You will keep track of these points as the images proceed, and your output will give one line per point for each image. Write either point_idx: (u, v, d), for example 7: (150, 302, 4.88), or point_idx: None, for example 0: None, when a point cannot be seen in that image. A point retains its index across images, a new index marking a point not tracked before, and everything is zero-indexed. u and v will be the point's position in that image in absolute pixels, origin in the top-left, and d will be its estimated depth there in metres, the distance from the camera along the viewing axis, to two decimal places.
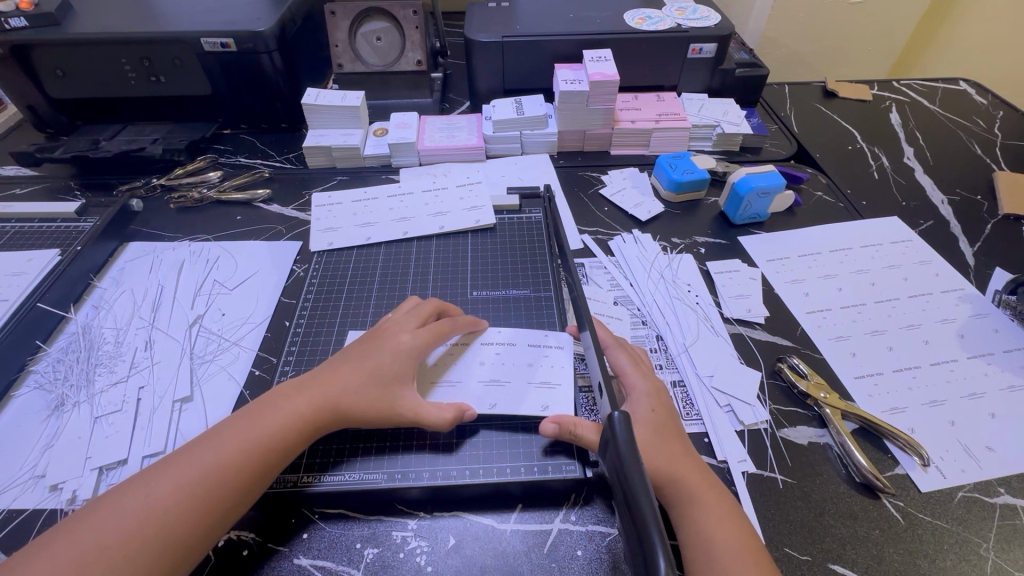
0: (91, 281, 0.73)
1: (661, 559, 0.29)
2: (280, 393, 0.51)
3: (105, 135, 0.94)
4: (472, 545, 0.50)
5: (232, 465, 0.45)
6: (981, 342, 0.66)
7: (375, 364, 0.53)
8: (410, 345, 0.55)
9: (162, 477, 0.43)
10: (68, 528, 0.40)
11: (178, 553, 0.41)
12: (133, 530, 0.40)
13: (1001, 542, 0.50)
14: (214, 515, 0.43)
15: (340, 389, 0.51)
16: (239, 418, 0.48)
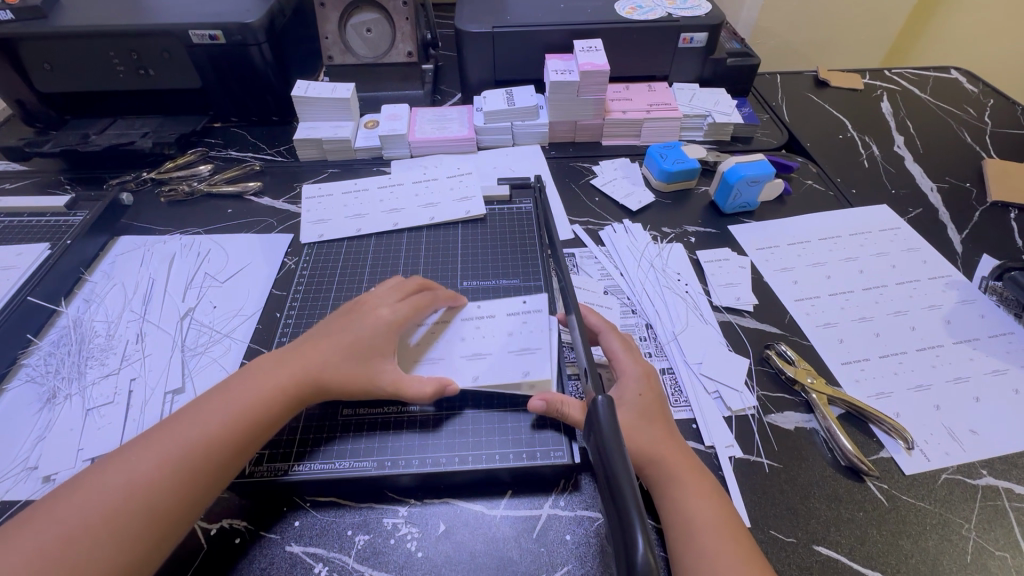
0: (82, 275, 0.73)
1: (639, 537, 0.30)
2: (260, 368, 0.51)
3: (94, 129, 0.94)
4: (462, 531, 0.50)
5: (214, 438, 0.46)
6: (966, 328, 0.67)
7: (353, 336, 0.54)
8: (388, 317, 0.57)
9: (145, 453, 0.44)
10: (48, 507, 0.40)
11: (165, 524, 0.42)
12: (120, 504, 0.41)
13: (983, 522, 0.51)
14: (200, 485, 0.44)
15: (320, 362, 0.52)
16: (220, 392, 0.49)
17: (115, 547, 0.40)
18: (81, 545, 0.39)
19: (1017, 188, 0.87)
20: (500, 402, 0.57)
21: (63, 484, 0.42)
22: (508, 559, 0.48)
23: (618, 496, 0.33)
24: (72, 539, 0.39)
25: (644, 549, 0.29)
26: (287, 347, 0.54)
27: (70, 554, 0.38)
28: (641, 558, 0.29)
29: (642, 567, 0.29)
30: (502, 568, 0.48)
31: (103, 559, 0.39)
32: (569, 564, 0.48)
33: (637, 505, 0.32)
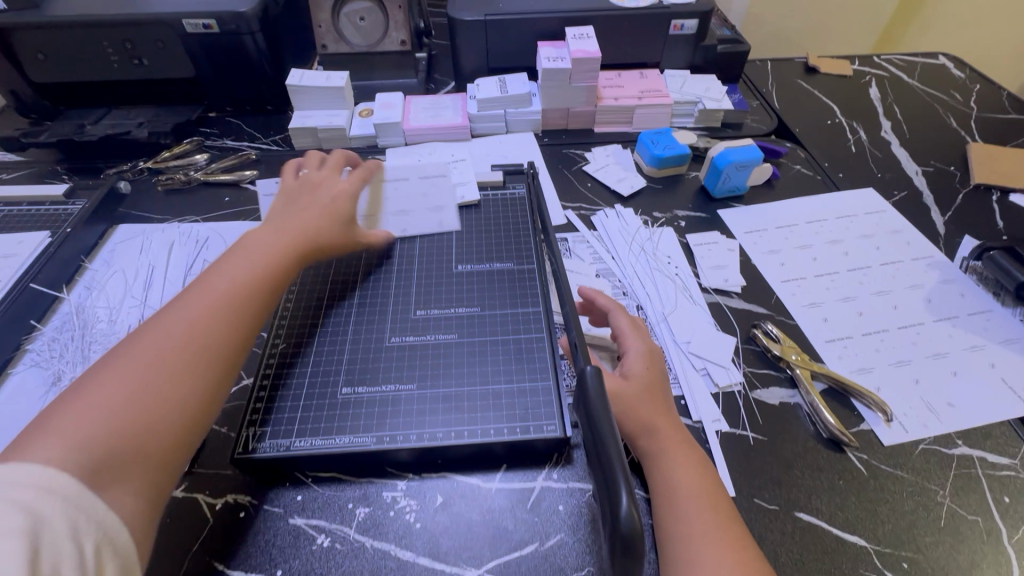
0: (82, 263, 0.74)
1: (623, 495, 0.32)
2: (258, 238, 0.60)
3: (90, 119, 0.94)
4: (459, 502, 0.52)
5: (244, 283, 0.53)
6: (947, 306, 0.69)
7: (321, 202, 0.67)
8: (343, 188, 0.71)
9: (183, 306, 0.49)
10: (107, 367, 0.44)
11: (226, 363, 0.48)
12: (180, 345, 0.46)
13: (956, 488, 0.53)
14: (248, 323, 0.51)
15: (314, 227, 0.63)
16: (229, 259, 0.56)
17: (191, 380, 0.45)
18: (160, 380, 0.44)
19: (1000, 171, 0.89)
20: (495, 377, 0.59)
21: (122, 344, 0.46)
22: (504, 528, 0.51)
23: (605, 459, 0.35)
24: (148, 378, 0.43)
25: (628, 506, 0.31)
26: (272, 222, 0.64)
27: (152, 390, 0.43)
28: (625, 513, 0.31)
29: (626, 522, 0.31)
30: (497, 537, 0.50)
31: (185, 391, 0.45)
32: (561, 531, 0.50)
33: (623, 466, 0.34)
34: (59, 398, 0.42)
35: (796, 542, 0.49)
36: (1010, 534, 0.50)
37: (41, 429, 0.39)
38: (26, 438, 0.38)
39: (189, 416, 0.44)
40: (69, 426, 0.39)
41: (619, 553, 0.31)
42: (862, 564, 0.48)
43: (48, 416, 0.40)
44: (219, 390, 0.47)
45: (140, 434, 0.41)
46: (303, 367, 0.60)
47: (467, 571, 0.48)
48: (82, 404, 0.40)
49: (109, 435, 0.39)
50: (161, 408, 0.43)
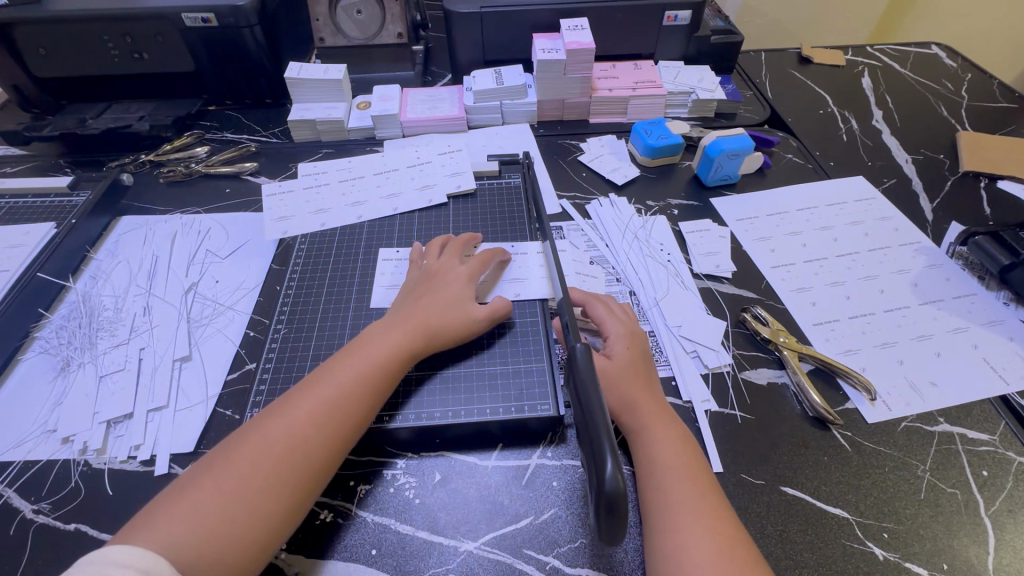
0: (87, 253, 0.76)
1: (608, 460, 0.34)
2: (376, 335, 0.57)
3: (91, 113, 0.95)
4: (456, 480, 0.54)
5: (345, 392, 0.52)
6: (933, 290, 0.71)
7: (450, 296, 0.61)
8: (465, 274, 0.64)
9: (290, 414, 0.50)
10: (224, 461, 0.47)
11: (314, 478, 0.48)
12: (276, 455, 0.47)
13: (937, 463, 0.55)
14: (340, 443, 0.50)
15: (428, 317, 0.59)
16: (345, 358, 0.55)
17: (280, 493, 0.46)
18: (252, 491, 0.45)
19: (989, 158, 0.90)
20: (491, 360, 0.61)
21: (238, 437, 0.49)
22: (500, 504, 0.53)
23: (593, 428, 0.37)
24: (244, 486, 0.45)
25: (612, 470, 0.34)
26: (393, 310, 0.61)
27: (244, 501, 0.44)
28: (610, 477, 0.33)
29: (611, 484, 0.33)
30: (494, 511, 0.52)
31: (272, 504, 0.45)
32: (555, 506, 0.52)
33: (608, 433, 0.36)
34: (183, 481, 0.46)
35: (781, 514, 0.51)
36: (987, 506, 0.52)
37: (154, 521, 0.43)
38: (141, 523, 0.43)
39: (271, 534, 0.45)
40: (170, 526, 0.42)
41: (603, 513, 0.34)
42: (844, 535, 0.50)
43: (161, 506, 0.44)
44: (301, 511, 0.47)
45: (225, 545, 0.42)
46: (306, 354, 0.62)
47: (464, 544, 0.50)
48: (186, 507, 0.43)
49: (201, 544, 0.42)
50: (257, 516, 0.44)
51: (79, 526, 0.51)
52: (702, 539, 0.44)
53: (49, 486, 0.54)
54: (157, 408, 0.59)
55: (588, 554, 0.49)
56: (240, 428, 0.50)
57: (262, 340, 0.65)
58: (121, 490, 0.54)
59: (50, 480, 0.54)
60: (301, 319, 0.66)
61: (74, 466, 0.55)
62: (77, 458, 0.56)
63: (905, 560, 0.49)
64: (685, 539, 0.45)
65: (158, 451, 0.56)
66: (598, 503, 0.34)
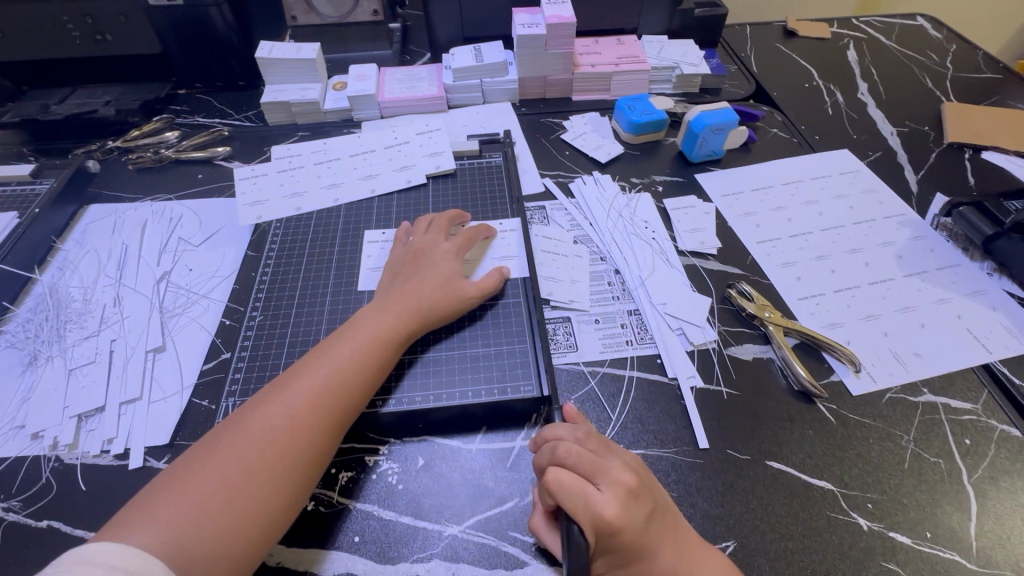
0: (54, 244, 0.73)
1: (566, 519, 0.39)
2: (370, 317, 0.56)
3: (54, 99, 0.92)
4: (440, 464, 0.53)
5: (342, 376, 0.51)
6: (916, 261, 0.71)
7: (440, 274, 0.60)
8: (451, 251, 0.63)
9: (290, 399, 0.48)
10: (222, 447, 0.46)
11: (315, 465, 0.47)
12: (275, 444, 0.46)
13: (921, 433, 0.55)
14: (338, 428, 0.49)
15: (419, 298, 0.57)
16: (340, 341, 0.54)
17: (283, 481, 0.45)
18: (254, 481, 0.44)
19: (974, 130, 0.89)
20: (473, 342, 0.60)
21: (234, 421, 0.48)
22: (485, 486, 0.52)
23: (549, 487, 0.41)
24: (245, 474, 0.44)
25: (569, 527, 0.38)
26: (381, 292, 0.60)
27: (245, 490, 0.43)
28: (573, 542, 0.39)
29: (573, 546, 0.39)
30: (478, 495, 0.51)
31: (275, 492, 0.44)
32: None
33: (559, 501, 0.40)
34: (180, 467, 0.45)
35: (766, 488, 0.51)
36: (969, 473, 0.52)
37: (151, 513, 0.41)
38: (137, 514, 0.41)
39: (275, 520, 0.44)
40: (171, 519, 0.41)
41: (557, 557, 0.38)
42: (829, 507, 0.50)
43: (156, 496, 0.43)
44: (303, 496, 0.46)
45: (229, 536, 0.41)
46: (283, 340, 0.61)
47: (449, 528, 0.49)
48: (185, 498, 0.42)
49: (203, 536, 0.41)
50: (259, 503, 0.43)
51: (52, 523, 0.50)
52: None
53: (19, 484, 0.52)
54: (129, 400, 0.58)
55: None
56: (234, 414, 0.49)
57: (237, 329, 0.64)
58: (95, 485, 0.52)
59: (19, 477, 0.53)
60: (278, 305, 0.64)
61: (45, 462, 0.54)
62: (47, 454, 0.54)
63: (890, 529, 0.49)
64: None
65: (132, 443, 0.55)
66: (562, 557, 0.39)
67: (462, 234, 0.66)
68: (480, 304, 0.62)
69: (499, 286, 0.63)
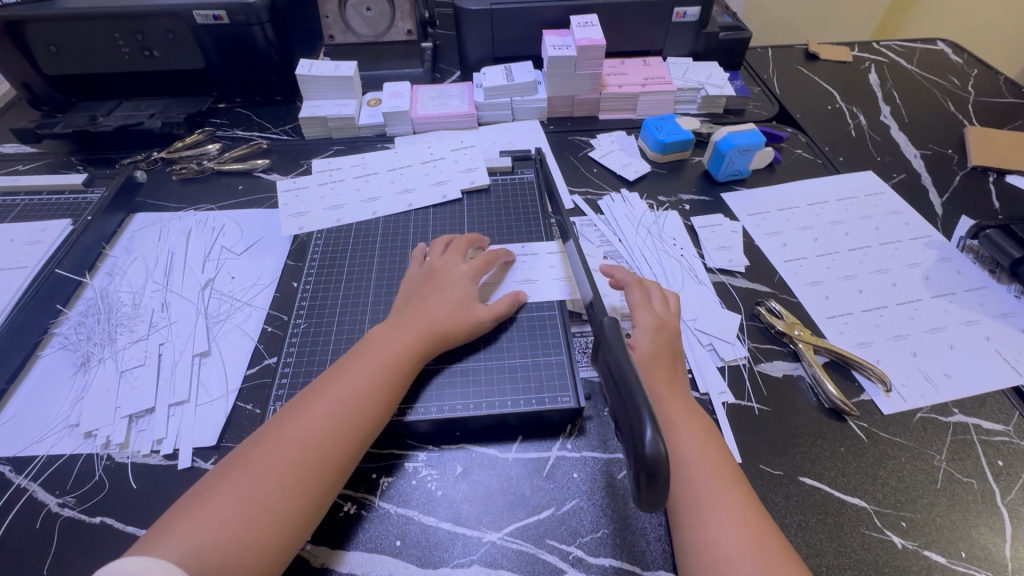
0: (103, 250, 0.76)
1: (648, 429, 0.35)
2: (388, 335, 0.58)
3: (102, 111, 0.96)
4: (478, 472, 0.55)
5: (355, 392, 0.52)
6: (944, 283, 0.71)
7: (454, 295, 0.62)
8: (467, 271, 0.65)
9: (312, 413, 0.50)
10: (247, 460, 0.47)
11: (336, 476, 0.49)
12: (297, 455, 0.48)
13: (953, 453, 0.56)
14: (354, 442, 0.50)
15: (436, 319, 0.59)
16: (362, 357, 0.56)
17: (298, 493, 0.46)
18: (277, 492, 0.45)
19: (997, 153, 0.91)
20: (509, 353, 0.62)
21: (260, 435, 0.50)
22: (522, 495, 0.53)
23: (625, 386, 0.39)
24: (260, 489, 0.45)
25: (652, 436, 0.35)
26: (398, 312, 0.62)
27: (269, 501, 0.45)
28: (650, 443, 0.35)
29: (651, 450, 0.35)
30: (516, 503, 0.53)
31: (297, 501, 0.46)
32: (576, 497, 0.53)
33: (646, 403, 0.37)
34: (209, 480, 0.47)
35: (800, 505, 0.52)
36: (1002, 495, 0.53)
37: (181, 523, 0.43)
38: (163, 529, 0.43)
39: (291, 534, 0.45)
40: (190, 534, 0.42)
41: (643, 483, 0.35)
42: (863, 524, 0.51)
43: (179, 512, 0.44)
44: (324, 506, 0.48)
45: (251, 547, 0.43)
46: (325, 348, 0.63)
47: (488, 535, 0.50)
48: (212, 509, 0.44)
49: (230, 547, 0.42)
50: (283, 513, 0.45)
51: (105, 519, 0.52)
52: (734, 540, 0.44)
53: (73, 480, 0.54)
54: (177, 402, 0.60)
55: (611, 545, 0.50)
56: (260, 429, 0.51)
57: (280, 335, 0.66)
58: (145, 484, 0.54)
59: (74, 474, 0.55)
60: (320, 313, 0.66)
61: (97, 460, 0.56)
62: (100, 453, 0.56)
63: (924, 547, 0.50)
64: (714, 532, 0.44)
65: (180, 444, 0.57)
66: (639, 470, 0.35)
67: (480, 256, 0.68)
68: (494, 325, 0.63)
69: (513, 310, 0.64)
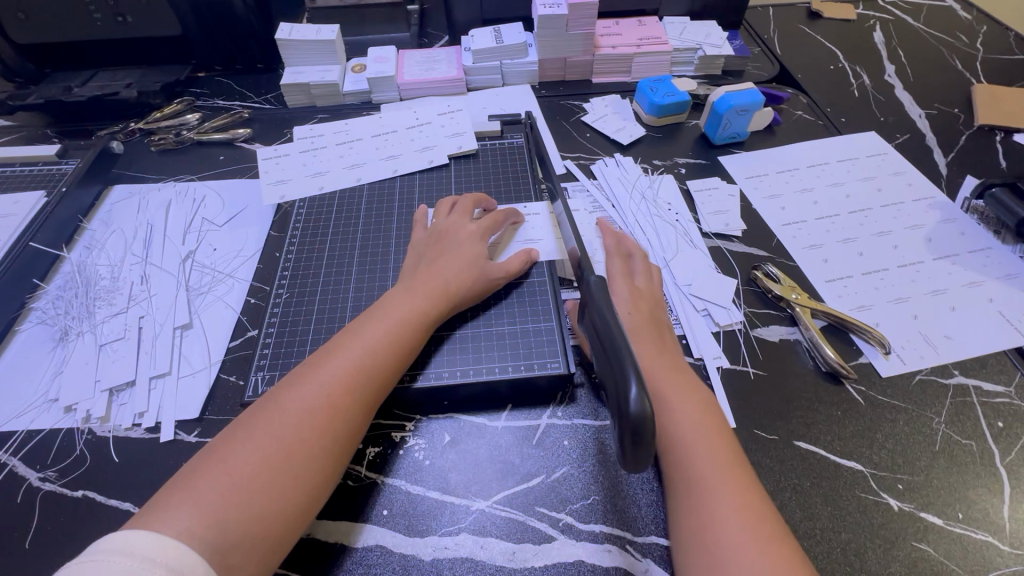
0: (81, 223, 0.74)
1: (633, 387, 0.34)
2: (398, 298, 0.56)
3: (77, 81, 0.92)
4: (466, 441, 0.54)
5: (376, 357, 0.51)
6: (947, 244, 0.69)
7: (465, 255, 0.60)
8: (476, 231, 0.62)
9: (322, 379, 0.49)
10: (256, 428, 0.46)
11: (349, 444, 0.48)
12: (311, 424, 0.46)
13: (952, 415, 0.54)
14: (371, 407, 0.50)
15: (448, 280, 0.57)
16: (372, 322, 0.53)
17: (318, 461, 0.45)
18: (292, 461, 0.44)
19: (1005, 112, 0.87)
20: (498, 321, 0.60)
21: (267, 401, 0.48)
22: (511, 463, 0.52)
23: (612, 348, 0.38)
24: (279, 456, 0.44)
25: (638, 394, 0.34)
26: (405, 275, 0.60)
27: (284, 470, 0.44)
28: (635, 402, 0.34)
29: (636, 409, 0.34)
30: (505, 471, 0.52)
31: (312, 471, 0.45)
32: (566, 464, 0.52)
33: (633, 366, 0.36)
34: (216, 447, 0.45)
35: (794, 469, 0.51)
36: (1002, 456, 0.52)
37: (190, 494, 0.41)
38: (177, 495, 0.41)
39: (313, 500, 0.45)
40: (211, 502, 0.41)
41: (629, 444, 0.35)
42: (859, 487, 0.50)
43: (194, 477, 0.43)
44: (337, 473, 0.47)
45: (268, 518, 0.42)
46: (309, 319, 0.61)
47: (476, 503, 0.50)
48: (223, 479, 0.42)
49: (245, 518, 0.41)
50: (297, 482, 0.44)
51: (86, 493, 0.51)
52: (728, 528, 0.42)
53: (54, 454, 0.53)
54: (158, 375, 0.58)
55: (601, 511, 0.49)
56: (266, 394, 0.49)
57: (263, 307, 0.64)
58: (127, 457, 0.53)
59: (54, 448, 0.54)
60: (303, 283, 0.64)
61: (78, 434, 0.55)
62: (80, 426, 0.55)
63: (921, 509, 0.49)
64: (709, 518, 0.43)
65: (162, 417, 0.55)
66: (624, 429, 0.35)
67: (488, 215, 0.65)
68: (504, 284, 0.62)
69: (526, 268, 0.62)
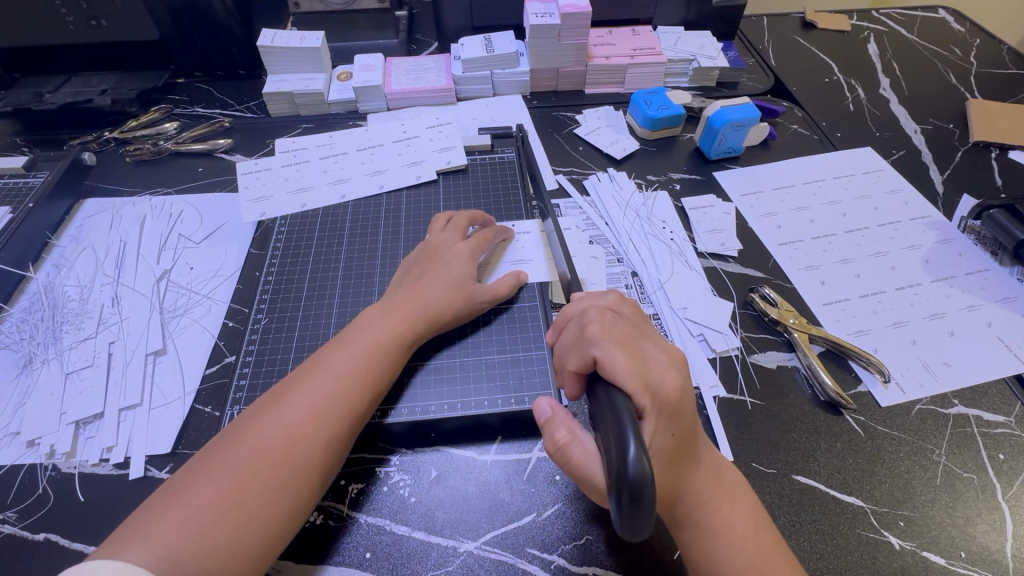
0: (49, 240, 0.70)
1: (631, 446, 0.33)
2: (372, 320, 0.53)
3: (48, 87, 0.88)
4: (454, 476, 0.51)
5: (345, 384, 0.48)
6: (944, 266, 0.68)
7: (452, 273, 0.57)
8: (465, 250, 0.60)
9: (287, 408, 0.46)
10: (218, 461, 0.43)
11: (320, 476, 0.45)
12: (274, 454, 0.44)
13: (953, 447, 0.53)
14: (342, 439, 0.47)
15: (425, 302, 0.55)
16: (342, 346, 0.51)
17: (282, 494, 0.43)
18: (254, 494, 0.42)
19: (1001, 128, 0.87)
20: (487, 348, 0.58)
21: (231, 432, 0.45)
22: (500, 500, 0.50)
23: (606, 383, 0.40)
24: (241, 492, 0.41)
25: (636, 453, 0.33)
26: (385, 294, 0.58)
27: (244, 505, 0.41)
28: (633, 460, 0.33)
29: (635, 469, 0.33)
30: (495, 510, 0.49)
31: (274, 506, 0.42)
32: (557, 502, 0.49)
33: (629, 418, 0.36)
34: (177, 481, 0.42)
35: (794, 504, 0.49)
36: (1004, 490, 0.51)
37: (144, 530, 0.39)
38: (130, 534, 0.39)
39: (277, 538, 0.42)
40: (167, 541, 0.38)
41: (625, 499, 0.32)
42: (859, 524, 0.48)
43: (152, 513, 0.40)
44: (304, 510, 0.44)
45: (228, 559, 0.39)
46: (290, 344, 0.58)
47: (464, 544, 0.47)
48: (180, 516, 0.40)
49: (202, 557, 0.38)
50: (260, 519, 0.41)
51: (49, 536, 0.48)
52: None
53: (14, 494, 0.50)
54: (129, 406, 0.55)
55: (597, 552, 0.47)
56: (232, 424, 0.46)
57: (241, 331, 0.61)
58: (94, 496, 0.50)
59: (15, 486, 0.51)
60: (283, 307, 0.61)
61: (40, 472, 0.51)
62: (43, 463, 0.52)
63: (923, 548, 0.47)
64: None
65: (132, 452, 0.52)
66: (620, 489, 0.33)
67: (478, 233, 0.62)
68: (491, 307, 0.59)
69: (514, 292, 0.60)
